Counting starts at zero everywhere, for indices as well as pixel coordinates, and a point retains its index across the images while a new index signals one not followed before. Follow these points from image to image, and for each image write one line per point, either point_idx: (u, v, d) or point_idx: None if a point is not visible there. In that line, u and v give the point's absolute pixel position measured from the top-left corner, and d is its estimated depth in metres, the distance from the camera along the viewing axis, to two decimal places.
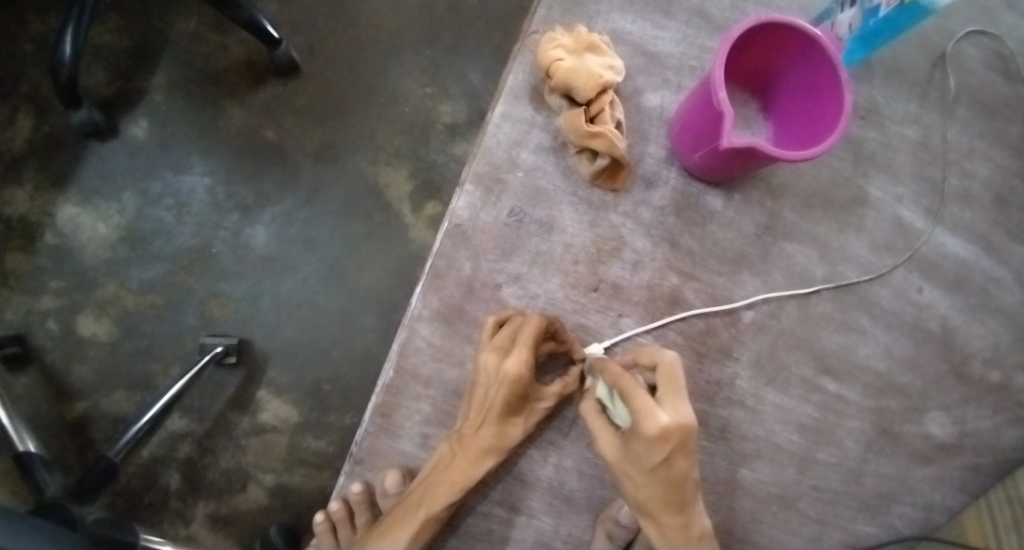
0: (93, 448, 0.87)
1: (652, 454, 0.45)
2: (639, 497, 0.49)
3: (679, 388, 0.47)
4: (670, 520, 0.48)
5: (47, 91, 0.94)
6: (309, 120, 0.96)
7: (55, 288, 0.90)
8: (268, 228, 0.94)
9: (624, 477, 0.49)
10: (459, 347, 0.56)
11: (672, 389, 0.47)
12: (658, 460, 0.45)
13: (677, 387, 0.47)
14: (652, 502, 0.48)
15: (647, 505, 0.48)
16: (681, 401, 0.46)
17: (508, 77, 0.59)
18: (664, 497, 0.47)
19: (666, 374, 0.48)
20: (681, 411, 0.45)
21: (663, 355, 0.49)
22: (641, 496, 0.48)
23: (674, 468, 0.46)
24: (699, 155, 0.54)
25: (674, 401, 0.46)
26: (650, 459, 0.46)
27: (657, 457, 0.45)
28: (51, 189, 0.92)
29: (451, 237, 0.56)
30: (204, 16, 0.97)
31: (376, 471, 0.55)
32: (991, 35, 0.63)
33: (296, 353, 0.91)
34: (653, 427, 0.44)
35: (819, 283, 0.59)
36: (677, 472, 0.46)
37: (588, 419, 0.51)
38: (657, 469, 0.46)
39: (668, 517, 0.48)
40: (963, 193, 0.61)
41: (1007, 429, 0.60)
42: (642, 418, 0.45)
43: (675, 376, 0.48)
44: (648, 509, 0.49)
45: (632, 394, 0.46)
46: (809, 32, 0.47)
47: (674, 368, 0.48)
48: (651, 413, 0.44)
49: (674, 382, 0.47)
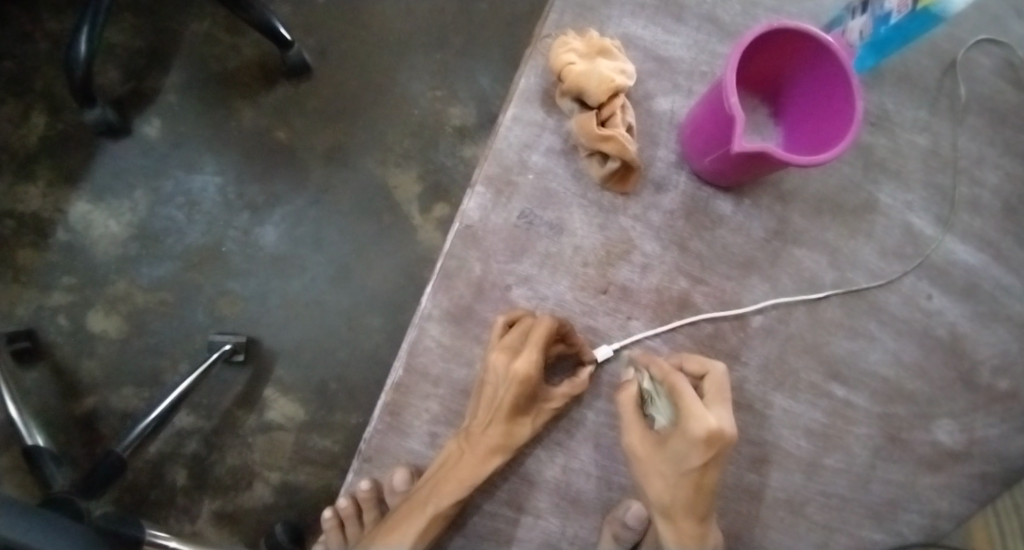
0: (101, 443, 0.88)
1: (691, 456, 0.46)
2: (663, 499, 0.49)
3: (725, 400, 0.48)
4: (688, 525, 0.49)
5: (62, 89, 0.95)
6: (320, 121, 0.97)
7: (66, 284, 0.91)
8: (278, 227, 0.94)
9: (653, 475, 0.49)
10: (468, 347, 0.56)
11: (719, 398, 0.48)
12: (695, 464, 0.46)
13: (723, 397, 0.48)
14: (676, 505, 0.49)
15: (670, 507, 0.49)
16: (726, 410, 0.47)
17: (520, 80, 0.59)
18: (689, 501, 0.48)
19: (715, 383, 0.49)
20: (724, 420, 0.46)
21: (714, 366, 0.50)
22: (667, 497, 0.49)
23: (706, 475, 0.47)
24: (709, 160, 0.54)
25: (719, 408, 0.47)
26: (688, 462, 0.47)
27: (696, 460, 0.46)
28: (64, 186, 0.93)
29: (461, 237, 0.56)
30: (217, 18, 0.98)
31: (384, 469, 0.56)
32: (1001, 43, 0.63)
33: (303, 352, 0.92)
34: (700, 429, 0.44)
35: (828, 288, 0.59)
36: (707, 480, 0.47)
37: (624, 412, 0.51)
38: (690, 473, 0.47)
39: (686, 523, 0.49)
40: (973, 200, 0.61)
41: (1015, 438, 0.60)
42: (690, 418, 0.45)
43: (723, 386, 0.49)
44: (670, 511, 0.49)
45: (682, 392, 0.47)
46: (819, 39, 0.47)
47: (722, 381, 0.49)
48: (698, 415, 0.45)
49: (720, 393, 0.49)
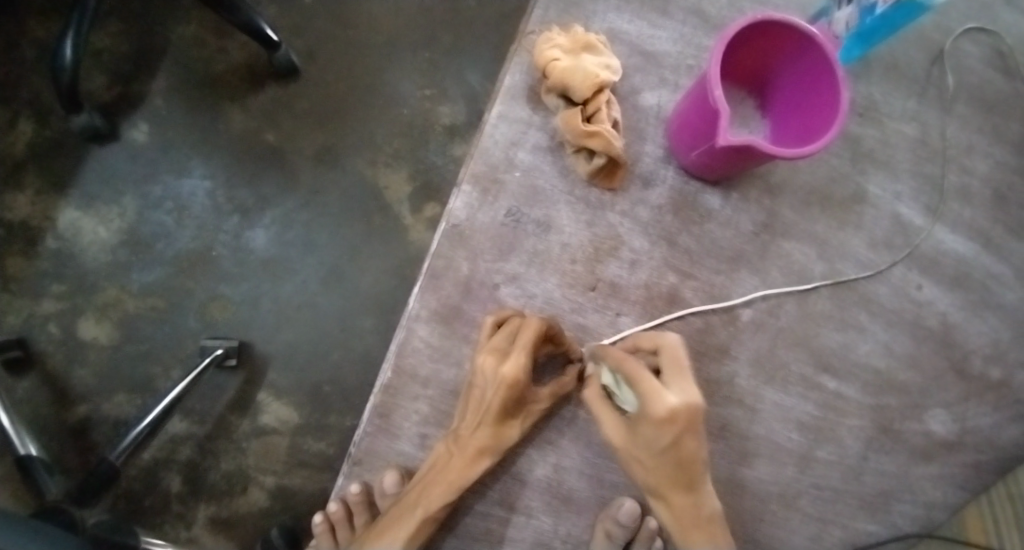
0: (95, 451, 0.87)
1: (660, 437, 0.46)
2: (648, 480, 0.50)
3: (684, 371, 0.47)
4: (680, 500, 0.50)
5: (48, 95, 0.94)
6: (309, 122, 0.96)
7: (56, 292, 0.90)
8: (268, 230, 0.94)
9: (633, 460, 0.50)
10: (456, 347, 0.56)
11: (677, 370, 0.47)
12: (666, 443, 0.46)
13: (681, 368, 0.47)
14: (661, 482, 0.49)
15: (657, 487, 0.50)
16: (686, 381, 0.47)
17: (505, 77, 0.59)
18: (673, 477, 0.49)
19: (670, 356, 0.48)
20: (686, 392, 0.46)
21: (666, 339, 0.49)
22: (651, 479, 0.50)
23: (682, 449, 0.47)
24: (696, 154, 0.53)
25: (679, 383, 0.47)
26: (659, 442, 0.47)
27: (664, 438, 0.46)
28: (52, 193, 0.92)
29: (448, 237, 0.56)
30: (204, 21, 0.98)
31: (374, 471, 0.55)
32: (989, 31, 0.63)
33: (296, 355, 0.92)
34: (659, 410, 0.45)
35: (818, 279, 0.58)
36: (685, 454, 0.47)
37: (594, 407, 0.52)
38: (665, 452, 0.47)
39: (677, 497, 0.50)
40: (962, 189, 0.61)
41: (1008, 427, 0.59)
42: (649, 402, 0.45)
43: (678, 357, 0.48)
44: (659, 490, 0.50)
45: (637, 377, 0.46)
46: (804, 30, 0.47)
47: (677, 351, 0.48)
48: (656, 397, 0.45)
49: (677, 364, 0.48)
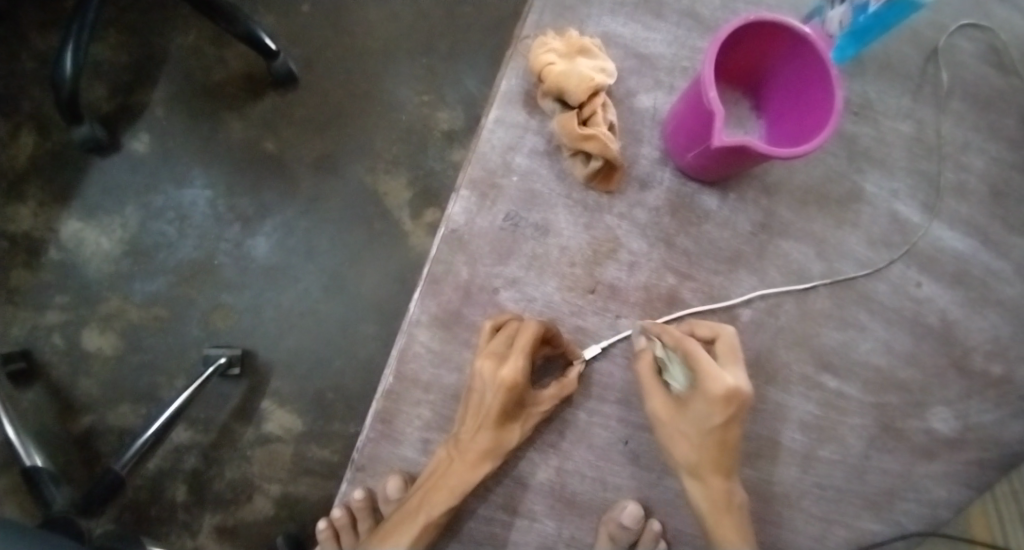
0: (100, 461, 0.88)
1: (714, 414, 0.50)
2: (690, 458, 0.52)
3: (738, 359, 0.51)
4: (717, 482, 0.52)
5: (49, 108, 0.95)
6: (309, 130, 0.97)
7: (59, 304, 0.91)
8: (269, 238, 0.94)
9: (678, 437, 0.52)
10: (457, 352, 0.56)
11: (732, 358, 0.51)
12: (718, 421, 0.50)
13: (736, 356, 0.51)
14: (702, 462, 0.51)
15: (697, 466, 0.52)
16: (739, 368, 0.51)
17: (500, 83, 0.59)
18: (715, 458, 0.51)
19: (727, 343, 0.52)
20: (740, 376, 0.50)
21: (724, 328, 0.52)
22: (693, 457, 0.52)
23: (728, 431, 0.51)
24: (692, 155, 0.54)
25: (733, 367, 0.51)
26: (711, 419, 0.50)
27: (718, 417, 0.50)
28: (54, 205, 0.93)
29: (447, 242, 0.56)
30: (202, 31, 0.98)
31: (377, 477, 0.56)
32: (983, 28, 0.63)
33: (299, 362, 0.92)
34: (722, 387, 0.49)
35: (816, 278, 0.58)
36: (730, 435, 0.51)
37: (643, 381, 0.53)
38: (714, 430, 0.51)
39: (714, 479, 0.52)
40: (959, 186, 0.61)
41: (1011, 423, 0.59)
42: (709, 379, 0.49)
43: (735, 347, 0.52)
44: (698, 470, 0.52)
45: (698, 355, 0.50)
46: (796, 30, 0.47)
47: (733, 340, 0.52)
48: (717, 374, 0.49)
49: (733, 352, 0.52)
